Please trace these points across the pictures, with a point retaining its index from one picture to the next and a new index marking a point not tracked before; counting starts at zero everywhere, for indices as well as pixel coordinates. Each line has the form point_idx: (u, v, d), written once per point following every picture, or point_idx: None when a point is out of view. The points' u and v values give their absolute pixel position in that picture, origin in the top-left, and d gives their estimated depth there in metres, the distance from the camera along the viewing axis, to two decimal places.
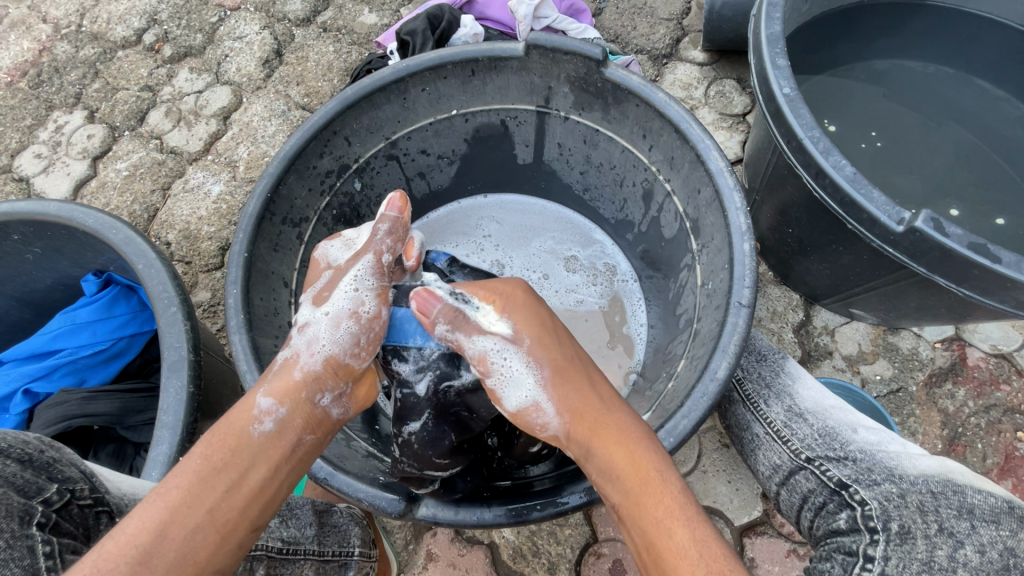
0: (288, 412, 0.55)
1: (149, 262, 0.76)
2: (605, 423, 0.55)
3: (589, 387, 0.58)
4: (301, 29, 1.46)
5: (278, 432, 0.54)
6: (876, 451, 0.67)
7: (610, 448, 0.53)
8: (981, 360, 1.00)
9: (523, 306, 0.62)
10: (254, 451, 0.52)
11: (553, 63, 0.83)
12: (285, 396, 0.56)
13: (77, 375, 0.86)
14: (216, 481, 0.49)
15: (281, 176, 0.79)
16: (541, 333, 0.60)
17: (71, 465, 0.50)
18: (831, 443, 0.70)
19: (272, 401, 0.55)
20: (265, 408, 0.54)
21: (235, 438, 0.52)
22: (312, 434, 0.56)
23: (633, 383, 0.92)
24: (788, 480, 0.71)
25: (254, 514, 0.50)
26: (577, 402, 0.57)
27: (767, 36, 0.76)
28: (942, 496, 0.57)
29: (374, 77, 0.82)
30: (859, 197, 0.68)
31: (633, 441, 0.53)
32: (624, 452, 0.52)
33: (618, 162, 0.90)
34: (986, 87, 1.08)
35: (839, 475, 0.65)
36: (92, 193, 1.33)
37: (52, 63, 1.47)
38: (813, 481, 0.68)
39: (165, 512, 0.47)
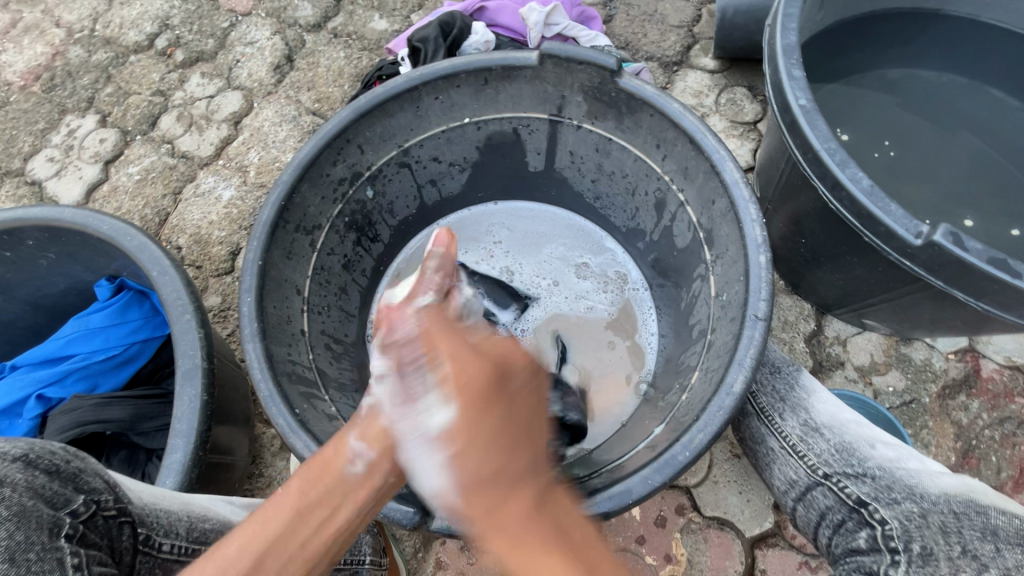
0: (379, 458, 0.52)
1: (163, 270, 0.77)
2: (493, 481, 0.50)
3: (502, 439, 0.51)
4: (312, 34, 1.47)
5: (371, 477, 0.52)
6: (894, 468, 0.68)
7: (490, 519, 0.48)
8: (995, 372, 0.99)
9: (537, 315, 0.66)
10: (348, 491, 0.51)
11: (567, 72, 0.83)
12: (377, 442, 0.53)
13: (89, 380, 0.86)
14: (309, 520, 0.49)
15: (295, 184, 0.79)
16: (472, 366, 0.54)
17: (96, 475, 0.50)
18: (848, 459, 0.70)
19: (364, 445, 0.53)
20: (358, 451, 0.52)
21: (329, 479, 0.50)
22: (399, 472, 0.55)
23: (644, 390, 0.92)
24: (805, 496, 0.71)
25: (339, 548, 0.50)
26: (465, 460, 0.51)
27: (783, 46, 0.76)
28: (965, 516, 0.61)
29: (388, 86, 0.82)
30: (876, 210, 0.67)
31: (531, 508, 0.49)
32: (513, 522, 0.48)
33: (631, 170, 0.90)
34: (1000, 96, 1.07)
35: (857, 492, 0.66)
36: (103, 197, 1.34)
37: (65, 67, 1.48)
38: (832, 498, 0.68)
39: (259, 546, 0.47)
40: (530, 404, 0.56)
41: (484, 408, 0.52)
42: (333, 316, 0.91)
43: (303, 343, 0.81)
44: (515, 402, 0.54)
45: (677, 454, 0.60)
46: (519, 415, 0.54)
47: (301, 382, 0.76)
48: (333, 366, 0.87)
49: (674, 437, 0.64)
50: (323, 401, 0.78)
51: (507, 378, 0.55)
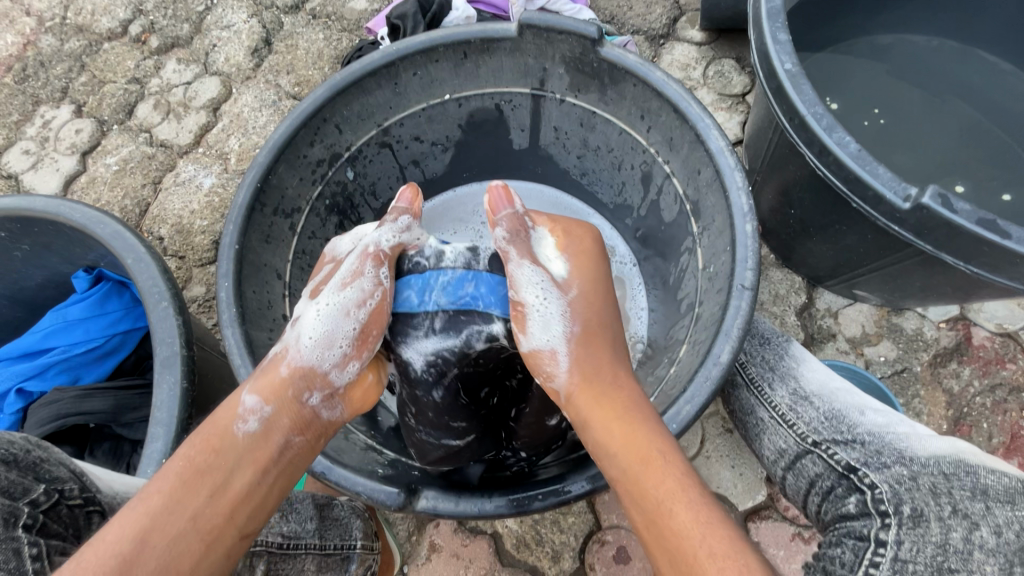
0: (272, 412, 0.56)
1: (139, 257, 0.75)
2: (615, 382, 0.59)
3: (603, 306, 0.64)
4: (290, 16, 1.43)
5: (262, 431, 0.55)
6: (883, 433, 0.67)
7: (597, 413, 0.57)
8: (986, 339, 0.99)
9: (587, 254, 0.67)
10: (238, 451, 0.53)
11: (547, 43, 0.80)
12: (271, 395, 0.57)
13: (71, 373, 0.85)
14: (199, 485, 0.49)
15: (271, 165, 0.77)
16: (589, 257, 0.67)
17: (60, 464, 0.49)
18: (838, 426, 0.70)
19: (258, 400, 0.56)
20: (249, 408, 0.55)
21: (220, 441, 0.53)
22: (300, 435, 0.57)
23: (641, 353, 0.92)
24: (794, 465, 0.71)
25: (242, 519, 0.50)
26: (592, 357, 0.60)
27: (767, 10, 0.73)
28: (954, 477, 0.58)
29: (364, 61, 0.79)
30: (864, 174, 0.66)
31: (632, 400, 0.57)
32: (602, 409, 0.57)
33: (616, 145, 0.88)
34: (990, 60, 1.05)
35: (847, 458, 0.65)
36: (82, 189, 1.31)
37: (38, 57, 1.44)
38: (821, 465, 0.68)
39: (145, 519, 0.47)
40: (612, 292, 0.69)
41: (595, 269, 0.66)
42: None
43: (285, 328, 0.80)
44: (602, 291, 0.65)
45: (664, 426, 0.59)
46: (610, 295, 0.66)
47: None
48: None
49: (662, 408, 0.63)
50: None
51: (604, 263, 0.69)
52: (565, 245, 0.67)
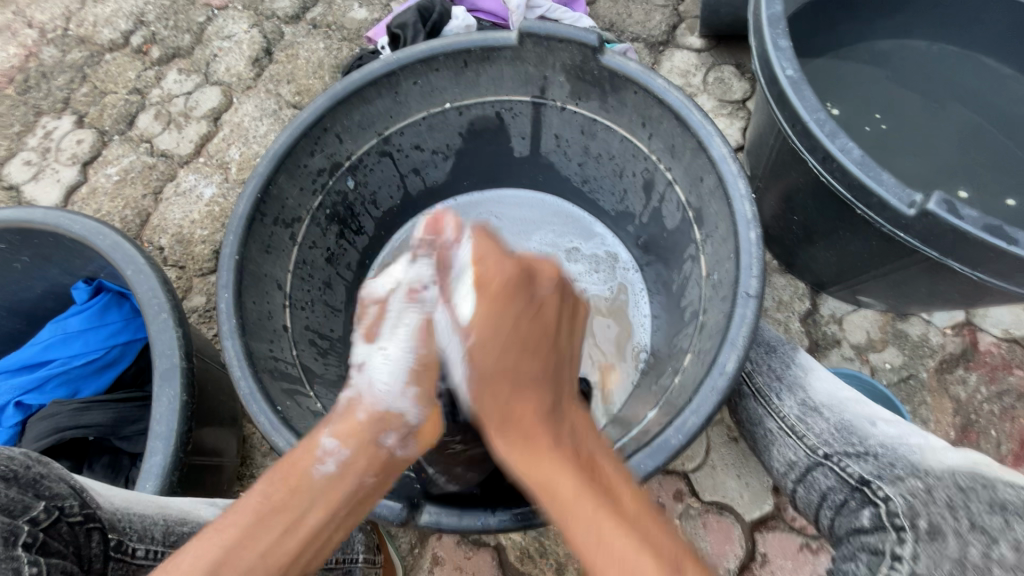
0: (350, 454, 0.52)
1: (138, 268, 0.74)
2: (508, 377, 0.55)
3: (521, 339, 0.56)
4: (290, 26, 1.43)
5: (341, 474, 0.51)
6: (896, 445, 0.66)
7: (509, 421, 0.53)
8: (992, 345, 0.98)
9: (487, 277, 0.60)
10: (315, 491, 0.50)
11: (547, 51, 0.80)
12: (350, 438, 0.53)
13: (69, 386, 0.84)
14: (273, 522, 0.47)
15: (271, 175, 0.76)
16: (500, 273, 0.60)
17: (60, 480, 0.48)
18: (849, 437, 0.69)
19: (337, 442, 0.53)
20: (328, 449, 0.52)
21: (297, 477, 0.50)
22: (372, 476, 0.53)
23: (644, 362, 0.92)
24: (805, 477, 0.70)
25: (307, 558, 0.48)
26: (482, 358, 0.57)
27: (767, 17, 0.73)
28: (972, 491, 0.56)
29: (364, 71, 0.79)
30: (868, 180, 0.65)
31: (541, 416, 0.53)
32: (525, 425, 0.52)
33: (617, 152, 0.88)
34: (992, 65, 1.05)
35: (859, 471, 0.64)
36: (82, 200, 1.31)
37: (39, 68, 1.44)
38: (833, 478, 0.67)
39: (220, 550, 0.45)
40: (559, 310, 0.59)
41: (509, 299, 0.58)
42: (318, 311, 0.89)
43: (285, 339, 0.79)
44: (536, 306, 0.58)
45: (670, 437, 0.59)
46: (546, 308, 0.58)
47: (284, 378, 0.74)
48: (319, 362, 0.85)
49: (667, 420, 0.62)
50: (308, 397, 0.76)
51: (534, 285, 0.59)
52: (477, 277, 0.60)
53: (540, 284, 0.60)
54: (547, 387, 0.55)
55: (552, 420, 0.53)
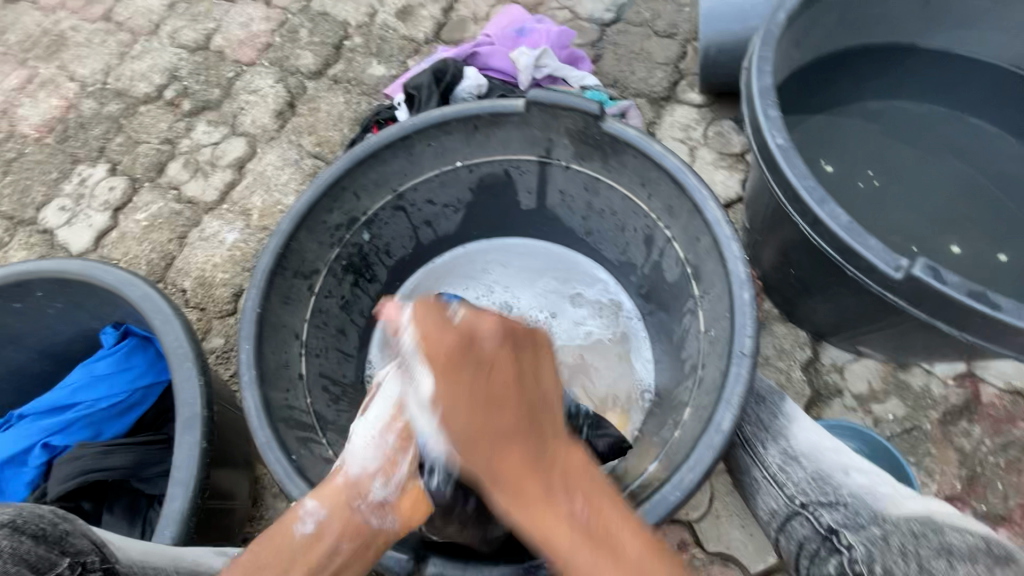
0: (327, 514, 0.57)
1: (165, 318, 0.79)
2: (488, 437, 0.50)
3: (485, 395, 0.51)
4: (313, 81, 1.53)
5: (317, 534, 0.55)
6: (865, 495, 0.69)
7: (498, 468, 0.50)
8: (995, 397, 0.99)
9: (455, 359, 0.53)
10: (293, 552, 0.54)
11: (552, 117, 0.86)
12: (327, 499, 0.58)
13: (93, 428, 0.88)
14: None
15: (293, 233, 0.82)
16: (441, 338, 0.54)
17: (82, 536, 0.51)
18: (823, 487, 0.71)
19: (316, 503, 0.57)
20: (308, 510, 0.57)
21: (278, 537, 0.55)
22: (349, 542, 0.56)
23: (649, 401, 0.95)
24: (784, 525, 0.72)
25: None
26: (461, 414, 0.51)
27: (758, 89, 0.78)
28: (922, 537, 0.62)
29: (381, 136, 0.86)
30: (856, 245, 0.68)
31: (532, 461, 0.50)
32: (517, 473, 0.49)
33: (619, 208, 0.92)
34: (980, 124, 1.10)
35: (829, 519, 0.68)
36: (112, 244, 1.38)
37: (79, 119, 1.55)
38: (808, 527, 0.70)
39: None
40: (510, 366, 0.53)
41: (452, 374, 0.52)
42: (331, 357, 0.93)
43: (300, 387, 0.83)
44: (487, 367, 0.52)
45: (668, 494, 0.60)
46: (497, 375, 0.52)
47: (298, 426, 0.77)
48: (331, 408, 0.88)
49: (666, 475, 0.64)
50: (321, 444, 0.79)
51: (476, 344, 0.53)
52: (424, 348, 0.55)
53: (483, 341, 0.54)
54: (530, 437, 0.51)
55: (540, 465, 0.50)
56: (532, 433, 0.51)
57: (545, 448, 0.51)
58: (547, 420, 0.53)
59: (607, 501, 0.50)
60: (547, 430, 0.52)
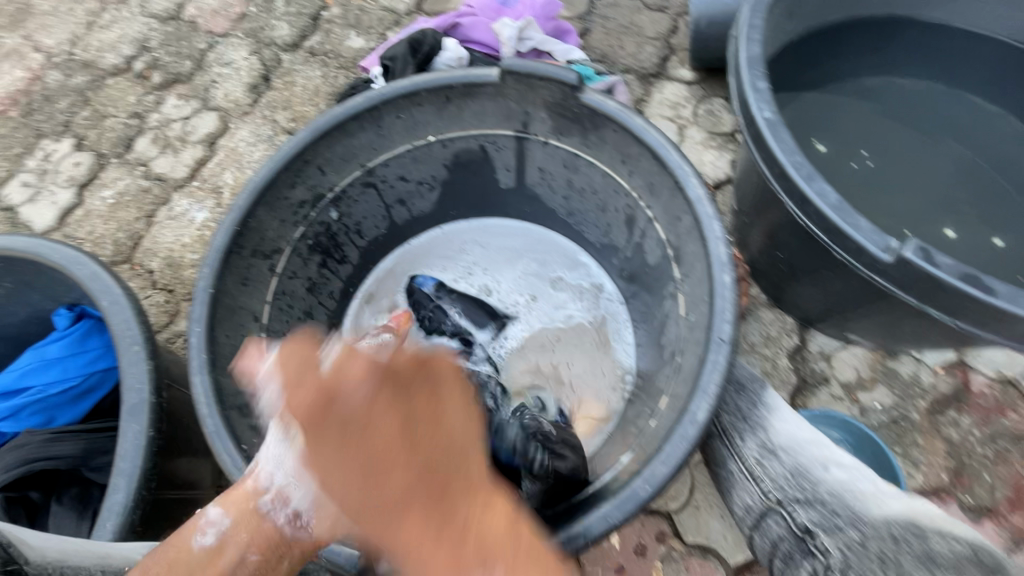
0: (232, 524, 0.53)
1: (114, 299, 0.74)
2: (383, 504, 0.48)
3: (360, 461, 0.49)
4: (289, 54, 1.46)
5: (219, 546, 0.51)
6: (845, 492, 0.65)
7: (395, 541, 0.47)
8: (985, 386, 0.96)
9: (324, 413, 0.51)
10: (192, 564, 0.50)
11: (528, 89, 0.81)
12: (234, 506, 0.54)
13: (45, 414, 0.84)
14: None
15: (250, 209, 0.77)
16: (302, 394, 0.52)
17: None
18: (801, 483, 0.67)
19: (220, 511, 0.54)
20: (211, 519, 0.53)
21: (176, 551, 0.51)
22: (258, 552, 0.52)
23: (630, 387, 0.91)
24: (759, 523, 0.69)
25: None
26: (344, 485, 0.49)
27: (746, 58, 0.73)
28: (904, 542, 0.60)
29: (346, 105, 0.80)
30: (845, 226, 0.64)
31: (435, 534, 0.46)
32: (418, 545, 0.46)
33: (600, 187, 0.88)
34: (978, 103, 1.06)
35: (805, 519, 0.65)
36: (77, 222, 1.33)
37: (43, 92, 1.47)
38: (783, 527, 0.67)
39: None
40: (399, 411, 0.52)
41: (317, 435, 0.50)
42: None
43: None
44: (358, 424, 0.50)
45: (639, 488, 0.57)
46: (378, 428, 0.50)
47: None
48: None
49: (637, 468, 0.61)
50: None
51: (337, 401, 0.51)
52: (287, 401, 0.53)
53: (350, 393, 0.52)
54: (422, 487, 0.48)
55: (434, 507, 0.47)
56: (424, 479, 0.48)
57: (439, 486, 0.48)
58: (439, 455, 0.50)
59: (529, 563, 0.45)
60: (436, 466, 0.49)
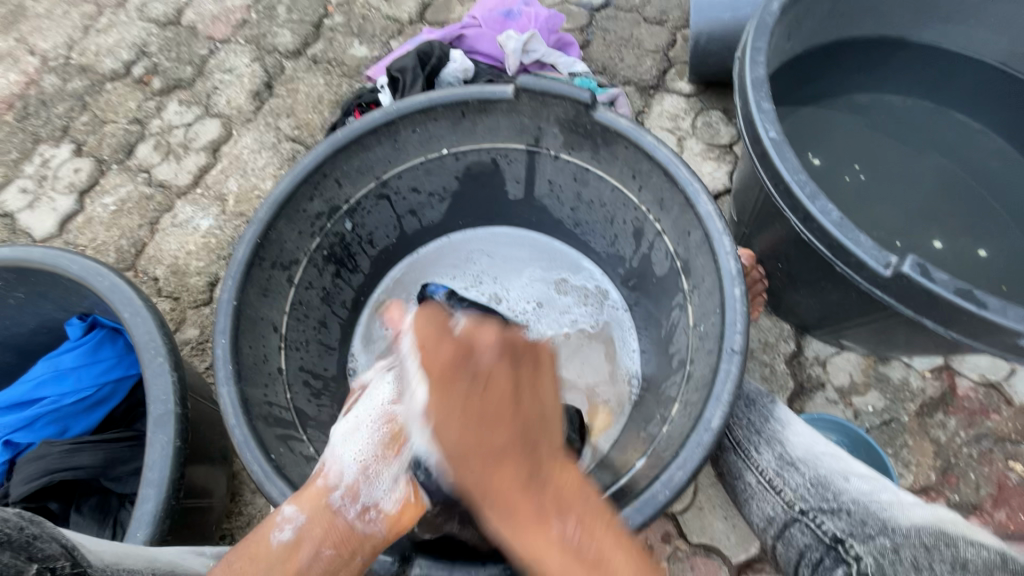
0: (306, 521, 0.56)
1: (135, 311, 0.75)
2: (487, 452, 0.51)
3: (476, 414, 0.53)
4: (291, 61, 1.47)
5: (296, 541, 0.55)
6: (868, 501, 0.69)
7: (488, 488, 0.51)
8: (970, 389, 1.01)
9: (447, 371, 0.56)
10: (271, 562, 0.52)
11: (542, 105, 0.84)
12: (306, 504, 0.58)
13: (60, 424, 0.84)
14: None
15: (271, 222, 0.78)
16: (441, 351, 0.58)
17: (50, 541, 0.45)
18: (824, 493, 0.71)
19: (295, 509, 0.57)
20: (286, 516, 0.56)
21: (257, 545, 0.54)
22: (332, 547, 0.55)
23: (636, 390, 0.94)
24: (783, 533, 0.73)
25: None
26: (456, 435, 0.53)
27: (752, 80, 0.77)
28: (935, 549, 0.61)
29: (364, 120, 0.82)
30: (847, 242, 0.68)
31: (524, 482, 0.50)
32: (509, 495, 0.49)
33: (608, 200, 0.91)
34: (962, 120, 1.11)
35: (833, 528, 0.68)
36: (77, 229, 1.32)
37: (39, 96, 1.46)
38: (808, 535, 0.70)
39: None
40: (508, 382, 0.55)
41: (447, 384, 0.55)
42: (312, 350, 0.90)
43: (280, 382, 0.80)
44: (481, 380, 0.54)
45: (657, 493, 0.60)
46: (493, 395, 0.54)
47: (277, 423, 0.75)
48: (312, 404, 0.86)
49: (654, 473, 0.64)
50: (301, 441, 0.77)
51: (472, 358, 0.56)
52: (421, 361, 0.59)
53: (481, 354, 0.57)
54: (524, 455, 0.51)
55: (533, 483, 0.50)
56: (524, 445, 0.52)
57: (541, 469, 0.52)
58: (538, 428, 0.54)
59: (599, 527, 0.49)
60: (541, 443, 0.53)
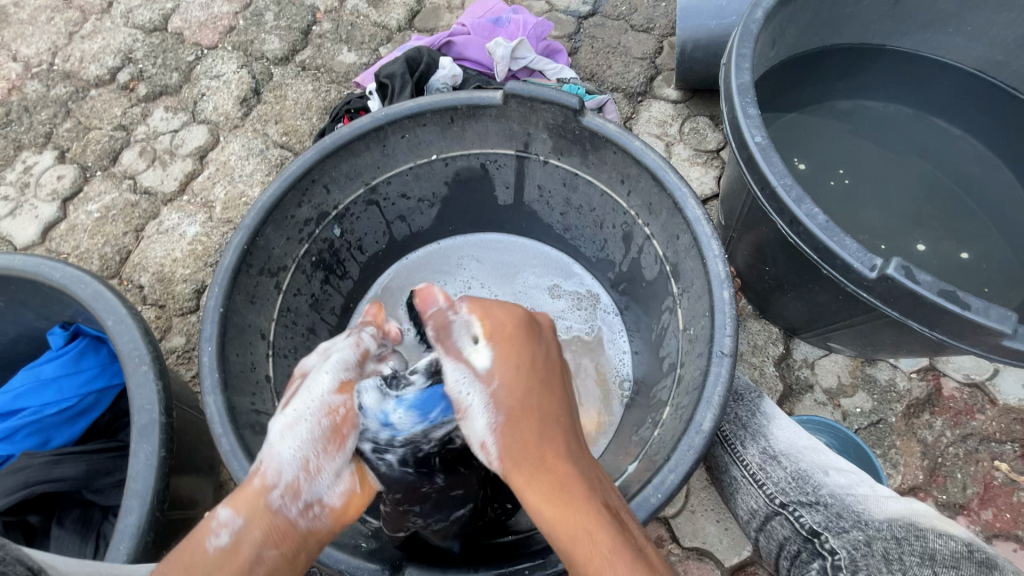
0: (245, 522, 0.52)
1: (119, 318, 0.74)
2: (544, 417, 0.59)
3: (539, 381, 0.61)
4: (279, 67, 1.46)
5: (235, 545, 0.50)
6: (846, 495, 0.70)
7: (538, 450, 0.56)
8: (955, 390, 1.02)
9: (513, 336, 0.63)
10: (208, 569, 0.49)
11: (531, 111, 0.84)
12: (243, 505, 0.53)
13: (40, 435, 0.82)
14: None
15: (259, 228, 0.78)
16: (512, 317, 0.65)
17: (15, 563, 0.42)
18: (804, 487, 0.72)
19: (231, 512, 0.52)
20: (222, 520, 0.52)
21: (190, 555, 0.50)
22: (275, 547, 0.52)
23: (628, 394, 0.95)
24: (765, 526, 0.74)
25: None
26: (514, 395, 0.59)
27: (738, 86, 0.78)
28: (905, 542, 0.62)
29: (352, 126, 0.82)
30: (833, 244, 0.69)
31: (568, 455, 0.56)
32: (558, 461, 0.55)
33: (598, 205, 0.91)
34: (942, 125, 1.13)
35: (811, 521, 0.68)
36: (60, 237, 1.30)
37: (22, 102, 1.44)
38: (788, 528, 0.70)
39: None
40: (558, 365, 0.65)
41: (521, 343, 0.63)
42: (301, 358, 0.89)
43: (268, 390, 0.79)
44: (548, 354, 0.65)
45: (650, 496, 0.60)
46: (551, 371, 0.63)
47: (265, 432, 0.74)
48: None
49: (646, 477, 0.64)
50: None
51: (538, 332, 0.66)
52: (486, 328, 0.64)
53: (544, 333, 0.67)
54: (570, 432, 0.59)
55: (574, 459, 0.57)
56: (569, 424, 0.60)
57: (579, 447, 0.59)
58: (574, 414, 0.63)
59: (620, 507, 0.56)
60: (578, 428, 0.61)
